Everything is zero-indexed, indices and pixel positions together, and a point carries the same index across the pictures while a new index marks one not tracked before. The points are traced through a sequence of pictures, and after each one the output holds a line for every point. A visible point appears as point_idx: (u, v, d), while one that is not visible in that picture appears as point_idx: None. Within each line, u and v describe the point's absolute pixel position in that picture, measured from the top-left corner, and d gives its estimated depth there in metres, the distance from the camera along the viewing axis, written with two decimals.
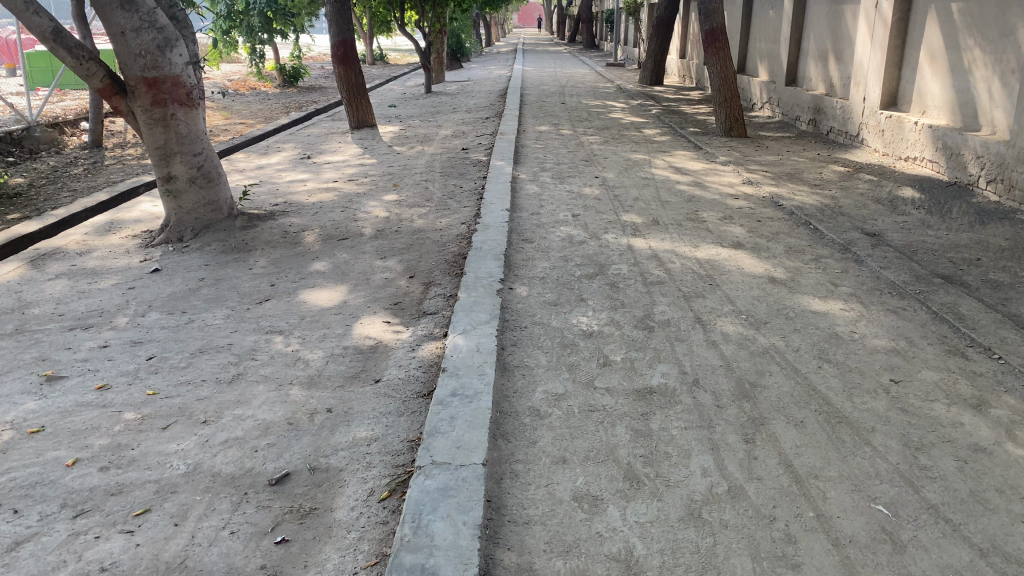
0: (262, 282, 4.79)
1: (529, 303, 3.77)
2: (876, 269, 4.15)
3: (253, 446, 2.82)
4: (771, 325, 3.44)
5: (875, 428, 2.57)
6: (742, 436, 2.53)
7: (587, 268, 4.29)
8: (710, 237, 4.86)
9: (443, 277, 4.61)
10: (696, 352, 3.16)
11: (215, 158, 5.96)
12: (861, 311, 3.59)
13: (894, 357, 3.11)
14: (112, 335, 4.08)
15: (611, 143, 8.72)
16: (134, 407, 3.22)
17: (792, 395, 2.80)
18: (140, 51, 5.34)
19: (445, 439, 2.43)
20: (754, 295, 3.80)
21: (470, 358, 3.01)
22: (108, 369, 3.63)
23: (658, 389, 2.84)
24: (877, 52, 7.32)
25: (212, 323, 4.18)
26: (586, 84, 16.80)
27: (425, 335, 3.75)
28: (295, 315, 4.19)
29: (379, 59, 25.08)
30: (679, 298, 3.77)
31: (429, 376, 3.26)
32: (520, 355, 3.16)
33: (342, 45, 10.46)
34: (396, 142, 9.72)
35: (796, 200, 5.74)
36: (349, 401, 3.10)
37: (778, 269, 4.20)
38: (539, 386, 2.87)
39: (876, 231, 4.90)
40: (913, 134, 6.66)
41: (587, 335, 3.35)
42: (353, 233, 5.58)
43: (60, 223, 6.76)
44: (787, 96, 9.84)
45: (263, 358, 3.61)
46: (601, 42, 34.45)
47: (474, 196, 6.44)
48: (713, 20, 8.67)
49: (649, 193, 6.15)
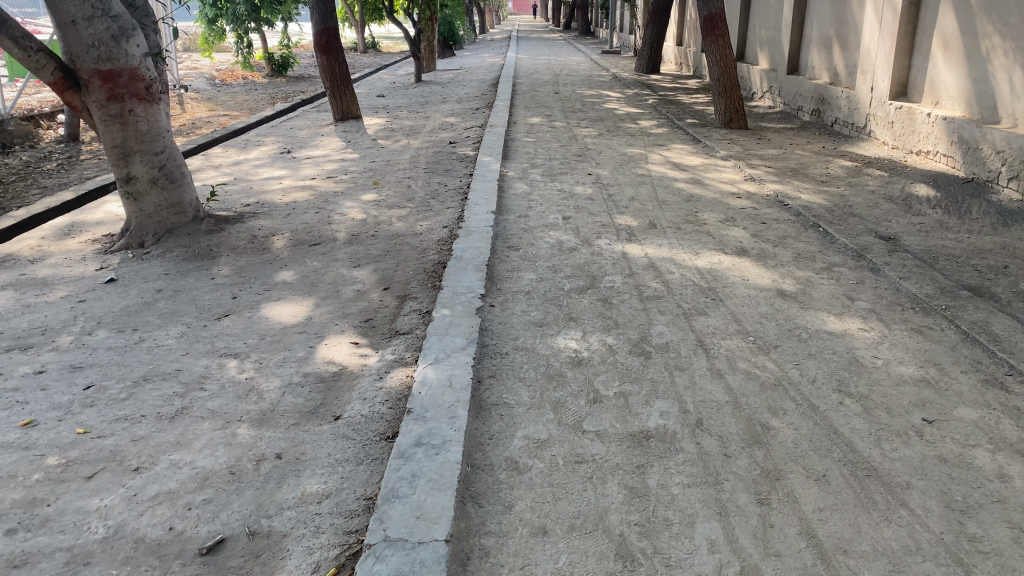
0: (223, 294, 4.39)
1: (511, 323, 3.38)
2: (896, 279, 3.77)
3: (187, 503, 2.43)
4: (783, 349, 3.06)
5: (911, 484, 2.19)
6: (755, 495, 2.15)
7: (577, 280, 3.91)
8: (712, 242, 4.47)
9: (419, 289, 4.22)
10: (699, 385, 2.76)
11: (179, 157, 5.54)
12: (882, 331, 3.20)
13: (924, 389, 2.72)
14: (51, 359, 3.67)
15: (606, 136, 8.33)
16: (59, 449, 2.82)
17: (811, 441, 2.41)
18: (92, 42, 4.91)
19: (403, 506, 2.04)
20: (763, 312, 3.41)
21: (440, 396, 2.62)
22: (38, 402, 3.21)
23: (656, 433, 2.45)
24: (886, 40, 6.90)
25: (163, 344, 3.77)
26: (582, 72, 16.39)
27: (394, 360, 3.36)
28: (255, 334, 3.79)
29: (372, 48, 24.66)
30: (678, 317, 3.37)
31: (396, 413, 2.87)
32: (498, 390, 2.76)
33: (324, 34, 9.92)
34: (381, 134, 9.30)
35: (803, 199, 5.34)
36: (301, 444, 2.71)
37: (786, 281, 3.81)
38: (518, 431, 2.49)
39: (891, 235, 4.52)
40: (925, 127, 6.26)
41: (575, 363, 2.96)
42: (326, 238, 5.19)
43: (20, 225, 6.33)
44: (789, 85, 9.44)
45: (212, 389, 3.22)
46: (597, 28, 33.98)
47: (459, 196, 6.04)
48: (712, 6, 8.24)
49: (646, 192, 5.76)
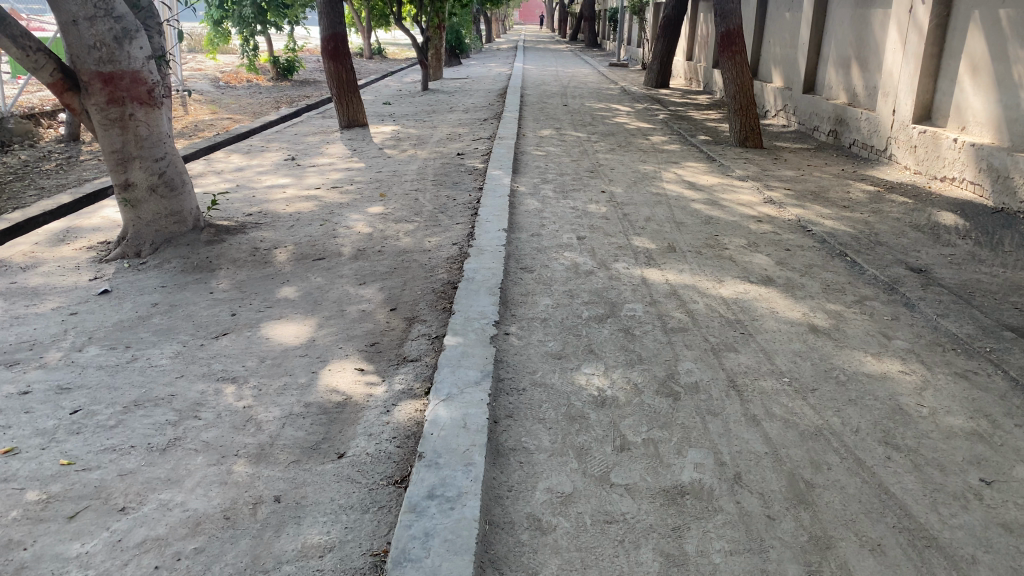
0: (221, 311, 4.18)
1: (528, 355, 3.17)
2: (933, 316, 3.57)
3: (175, 552, 2.21)
4: (820, 393, 2.85)
5: (976, 558, 1.99)
6: (804, 566, 1.95)
7: (596, 307, 3.71)
8: (735, 269, 4.27)
9: (428, 311, 4.01)
10: (735, 433, 2.56)
11: (180, 164, 5.34)
12: (924, 375, 3.00)
13: (977, 444, 2.52)
14: (37, 378, 3.45)
15: (619, 151, 8.14)
16: (40, 482, 2.61)
17: (861, 502, 2.21)
18: (94, 43, 4.71)
19: (417, 572, 1.84)
20: (796, 350, 3.21)
21: (454, 439, 2.41)
22: (21, 427, 3.00)
23: (691, 489, 2.25)
24: (910, 62, 6.73)
25: (157, 364, 3.56)
26: (591, 84, 16.21)
27: (403, 391, 3.15)
28: (255, 356, 3.58)
29: (378, 54, 24.51)
30: (706, 353, 3.17)
31: (405, 453, 2.66)
32: (516, 432, 2.56)
33: (332, 39, 9.80)
34: (388, 143, 9.10)
35: (827, 225, 5.15)
36: (302, 487, 2.50)
37: (817, 315, 3.61)
38: (539, 482, 2.28)
39: (922, 267, 4.32)
40: (952, 153, 6.07)
41: (598, 403, 2.76)
42: (331, 253, 4.99)
43: (13, 229, 6.12)
44: (804, 104, 9.26)
45: (208, 418, 3.01)
46: (604, 40, 33.89)
47: (468, 211, 5.85)
48: (729, 22, 8.10)
49: (662, 212, 5.56)
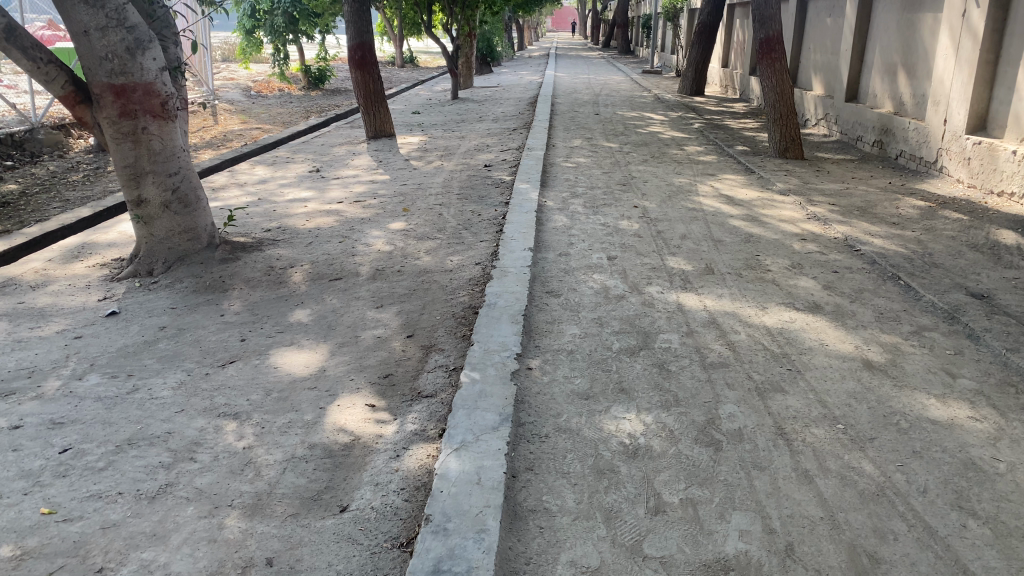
0: (230, 336, 3.96)
1: (552, 394, 2.89)
2: (1003, 351, 3.23)
3: None
4: (880, 443, 2.54)
5: None
6: None
7: (628, 338, 3.41)
8: (779, 294, 3.95)
9: (447, 338, 3.75)
10: (784, 493, 2.26)
11: (195, 179, 5.15)
12: (997, 423, 2.67)
13: None
14: (32, 411, 3.24)
15: (652, 163, 7.84)
16: (16, 535, 2.38)
17: None
18: (106, 54, 4.54)
19: None
20: (850, 390, 2.90)
21: (467, 499, 2.15)
22: (5, 468, 2.78)
23: (737, 564, 1.97)
24: (964, 68, 6.36)
25: (158, 396, 3.33)
26: (625, 92, 15.91)
27: (415, 432, 2.89)
28: (261, 388, 3.35)
29: (409, 62, 24.40)
30: (750, 393, 2.87)
31: (414, 509, 2.40)
32: (536, 489, 2.29)
33: (359, 49, 9.60)
34: (415, 154, 8.89)
35: (876, 244, 4.81)
36: (298, 548, 2.25)
37: (871, 348, 3.28)
38: (562, 554, 2.00)
39: (984, 292, 3.97)
40: (1010, 166, 5.69)
41: (629, 454, 2.47)
42: (348, 272, 4.76)
43: (30, 244, 5.98)
44: (847, 112, 8.87)
45: (204, 461, 2.77)
46: (636, 47, 33.63)
47: (493, 227, 5.60)
48: (769, 28, 7.78)
49: (698, 229, 5.26)
